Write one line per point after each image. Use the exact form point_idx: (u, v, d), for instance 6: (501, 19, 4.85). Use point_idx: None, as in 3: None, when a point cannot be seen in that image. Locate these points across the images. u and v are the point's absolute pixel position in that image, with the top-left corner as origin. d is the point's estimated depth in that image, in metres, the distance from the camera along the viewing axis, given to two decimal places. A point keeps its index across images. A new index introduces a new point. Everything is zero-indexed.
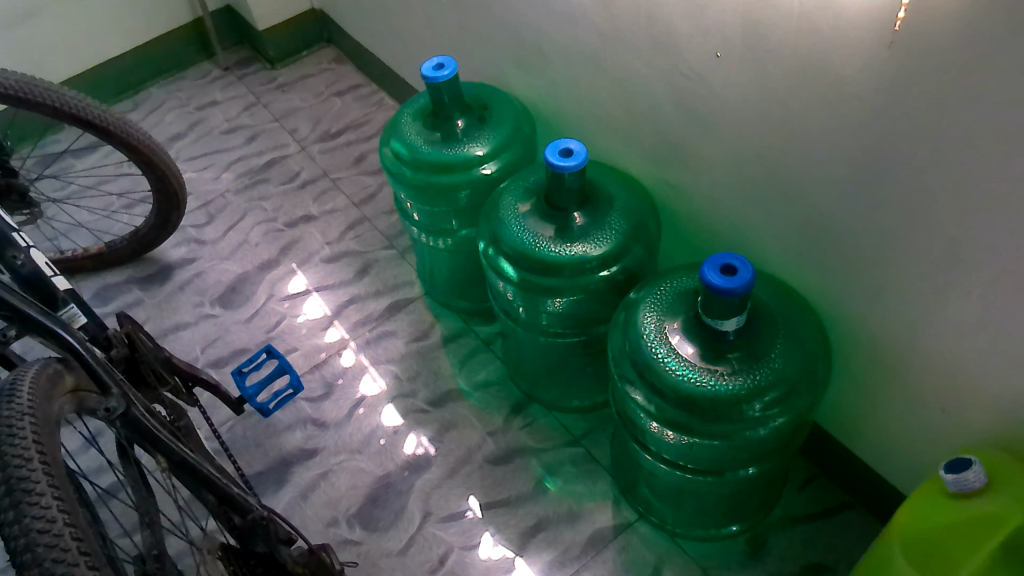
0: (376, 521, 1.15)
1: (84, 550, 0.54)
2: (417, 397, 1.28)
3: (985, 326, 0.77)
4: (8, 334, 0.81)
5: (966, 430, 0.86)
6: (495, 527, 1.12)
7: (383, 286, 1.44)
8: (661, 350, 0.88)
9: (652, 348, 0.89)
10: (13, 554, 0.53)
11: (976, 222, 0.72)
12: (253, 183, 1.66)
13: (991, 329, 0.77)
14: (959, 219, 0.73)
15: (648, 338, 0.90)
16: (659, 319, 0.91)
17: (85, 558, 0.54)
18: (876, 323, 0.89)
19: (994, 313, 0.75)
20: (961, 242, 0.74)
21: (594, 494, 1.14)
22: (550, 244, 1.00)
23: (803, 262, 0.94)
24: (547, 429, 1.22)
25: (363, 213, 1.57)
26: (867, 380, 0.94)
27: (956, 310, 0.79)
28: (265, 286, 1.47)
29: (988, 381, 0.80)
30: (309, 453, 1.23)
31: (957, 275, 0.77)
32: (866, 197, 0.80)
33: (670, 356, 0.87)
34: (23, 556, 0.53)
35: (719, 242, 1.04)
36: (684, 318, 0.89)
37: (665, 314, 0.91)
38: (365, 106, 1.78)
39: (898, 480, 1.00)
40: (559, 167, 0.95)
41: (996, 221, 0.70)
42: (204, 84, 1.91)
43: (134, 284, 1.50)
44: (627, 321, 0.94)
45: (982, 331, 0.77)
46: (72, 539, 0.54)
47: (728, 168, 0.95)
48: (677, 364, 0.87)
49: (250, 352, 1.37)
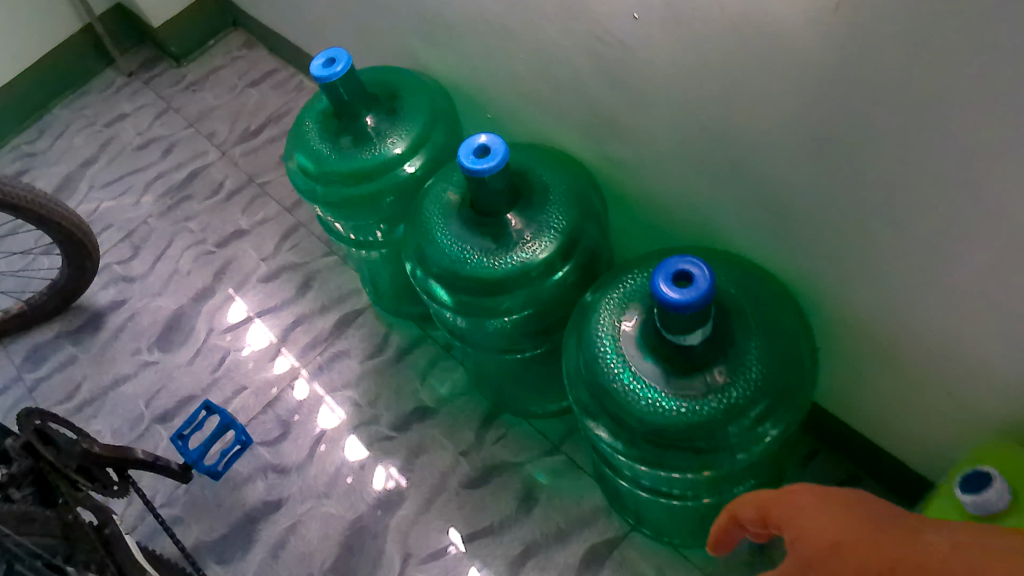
0: (354, 571, 1.06)
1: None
2: (380, 423, 1.17)
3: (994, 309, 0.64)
4: None
5: (983, 413, 0.74)
6: (480, 560, 1.03)
7: (328, 300, 1.31)
8: (625, 376, 0.75)
9: (612, 377, 0.76)
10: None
11: (971, 197, 0.58)
12: (175, 203, 1.51)
13: (999, 313, 0.64)
14: (949, 195, 0.59)
15: (606, 364, 0.77)
16: (616, 334, 0.78)
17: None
18: (865, 304, 0.76)
19: (1003, 292, 0.62)
20: (953, 218, 0.61)
21: (582, 506, 1.04)
22: (482, 260, 0.86)
23: (774, 239, 0.80)
24: (523, 439, 1.11)
25: (297, 219, 1.42)
26: (862, 360, 0.82)
27: (957, 290, 0.66)
28: (203, 319, 1.35)
29: (1003, 364, 0.68)
30: (274, 504, 1.14)
31: (958, 254, 0.63)
32: (837, 172, 0.66)
33: (633, 385, 0.74)
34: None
35: (677, 220, 0.90)
36: (642, 330, 0.76)
37: (623, 326, 0.78)
38: (284, 94, 1.61)
39: (910, 460, 0.89)
40: (479, 172, 0.80)
41: (997, 198, 0.56)
42: (110, 96, 1.74)
43: (66, 338, 1.38)
44: (583, 341, 0.81)
45: (990, 313, 0.65)
46: None
47: (673, 142, 0.80)
48: (642, 393, 0.74)
49: (196, 398, 1.26)
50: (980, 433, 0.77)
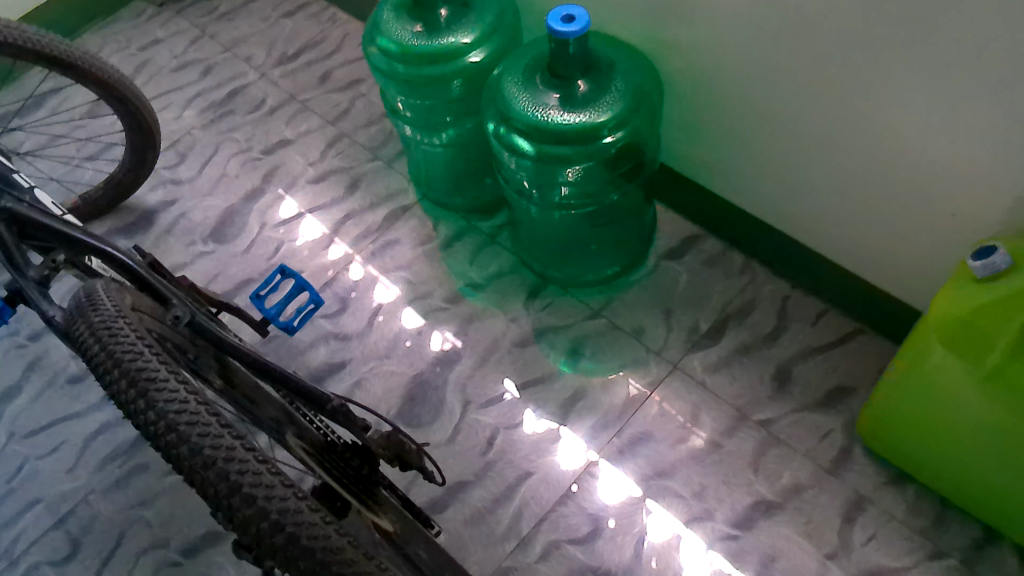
0: (419, 417, 1.18)
1: (247, 446, 0.54)
2: (434, 297, 1.30)
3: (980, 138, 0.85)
4: (58, 259, 0.80)
5: (977, 228, 0.93)
6: (535, 404, 1.17)
7: (375, 198, 1.43)
8: None
9: None
10: (168, 448, 0.53)
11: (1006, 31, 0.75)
12: (218, 117, 1.60)
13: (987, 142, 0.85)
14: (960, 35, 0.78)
15: None
16: None
17: (252, 453, 0.54)
18: (897, 134, 0.92)
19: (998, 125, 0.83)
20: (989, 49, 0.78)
21: (625, 358, 1.20)
22: (557, 114, 0.99)
23: (808, 105, 0.99)
24: (567, 306, 1.26)
25: (341, 130, 1.54)
26: (881, 207, 1.02)
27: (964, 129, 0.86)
28: (255, 215, 1.44)
29: (987, 181, 0.88)
30: (338, 366, 1.24)
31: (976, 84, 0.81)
32: (864, 36, 0.86)
33: None
34: (184, 463, 0.53)
35: (717, 95, 1.08)
36: None
37: None
38: (318, 25, 1.72)
39: (915, 290, 1.08)
40: (563, 33, 0.92)
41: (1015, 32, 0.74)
42: (140, 23, 1.78)
43: (117, 233, 1.44)
44: None
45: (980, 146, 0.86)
46: (198, 403, 0.55)
47: (737, 21, 0.96)
48: None
49: (256, 280, 1.36)
50: (953, 258, 0.99)
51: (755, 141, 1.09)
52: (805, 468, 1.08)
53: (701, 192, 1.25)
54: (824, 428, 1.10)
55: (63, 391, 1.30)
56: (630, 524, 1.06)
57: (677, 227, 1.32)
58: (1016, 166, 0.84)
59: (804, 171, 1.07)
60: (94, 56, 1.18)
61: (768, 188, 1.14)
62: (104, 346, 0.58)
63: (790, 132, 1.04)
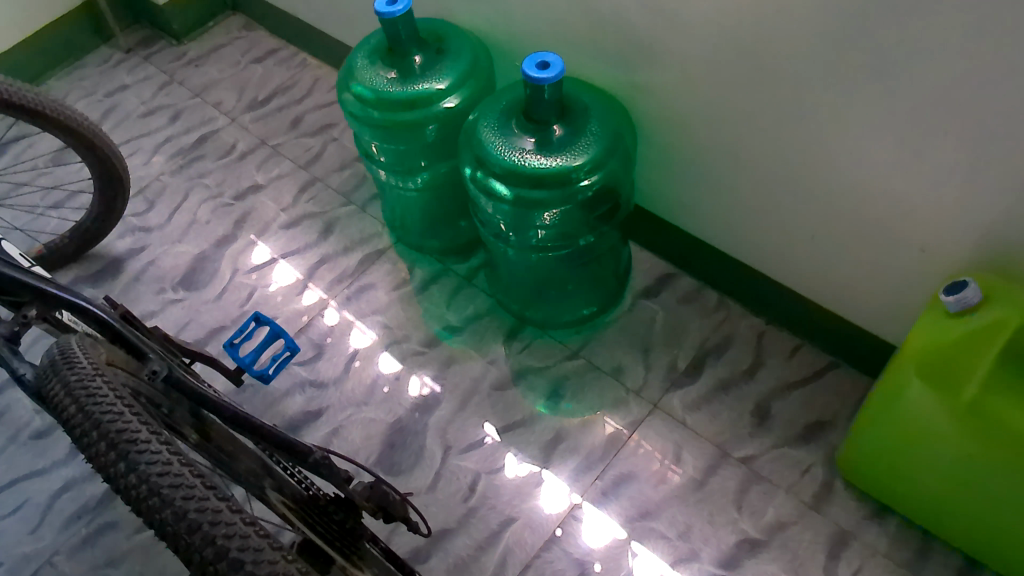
0: (398, 464, 1.16)
1: (233, 508, 0.53)
2: (411, 341, 1.29)
3: (944, 176, 0.88)
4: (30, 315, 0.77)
5: (946, 263, 0.96)
6: (516, 447, 1.16)
7: (350, 242, 1.42)
8: None
9: None
10: (151, 512, 0.52)
11: (968, 75, 0.78)
12: (187, 162, 1.58)
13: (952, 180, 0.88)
14: (922, 78, 0.81)
15: None
16: None
17: (239, 515, 0.52)
18: (866, 174, 0.95)
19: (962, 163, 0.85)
20: (952, 92, 0.80)
21: (605, 398, 1.20)
22: (534, 158, 0.99)
23: (778, 146, 1.01)
24: (545, 347, 1.26)
25: (313, 174, 1.53)
26: (852, 244, 1.04)
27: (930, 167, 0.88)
28: (227, 261, 1.42)
29: (953, 218, 0.91)
30: (315, 414, 1.22)
31: (941, 124, 0.84)
32: (830, 80, 0.89)
33: None
34: (167, 528, 0.51)
35: (688, 137, 1.10)
36: None
37: None
38: (289, 69, 1.72)
39: (887, 324, 1.10)
40: (538, 79, 0.93)
41: (978, 75, 0.77)
42: (108, 69, 1.77)
43: (84, 281, 1.41)
44: None
45: (946, 184, 0.88)
46: (181, 464, 0.54)
47: (707, 66, 0.99)
48: None
49: (228, 328, 1.34)
50: (923, 292, 1.01)
51: (728, 181, 1.11)
52: (788, 504, 1.08)
53: (675, 231, 1.27)
54: (805, 463, 1.11)
55: (26, 447, 1.26)
56: (616, 567, 1.05)
57: (652, 266, 1.33)
58: (982, 202, 0.87)
59: (777, 210, 1.09)
60: (62, 103, 1.16)
61: (742, 226, 1.16)
62: (81, 407, 0.57)
63: (762, 172, 1.06)
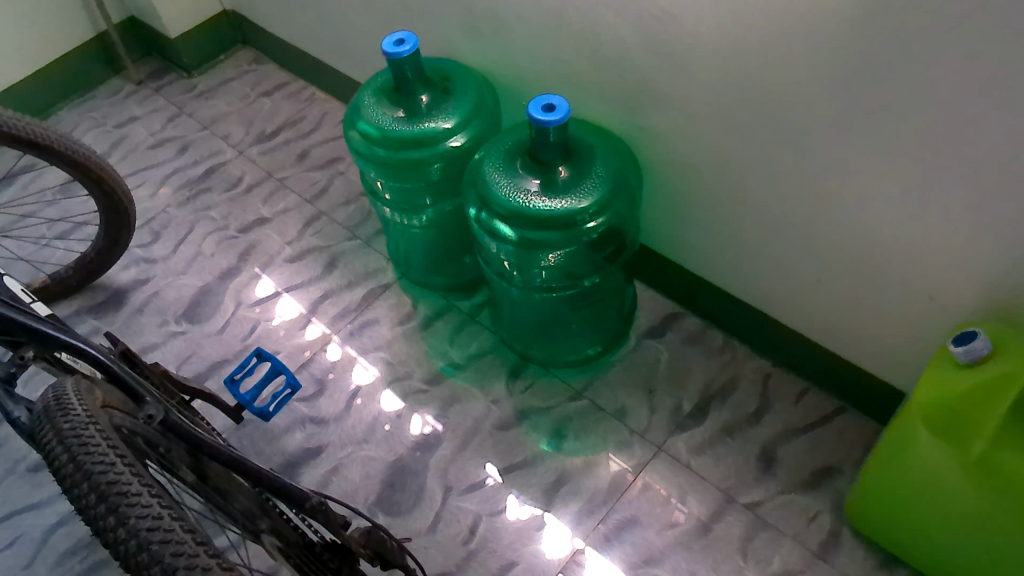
0: (398, 505, 1.14)
1: (224, 566, 0.52)
2: (413, 378, 1.27)
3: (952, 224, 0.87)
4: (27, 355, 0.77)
5: (954, 311, 0.95)
6: (518, 489, 1.14)
7: (353, 277, 1.42)
8: None
9: None
10: (140, 569, 0.51)
11: (976, 125, 0.77)
12: (194, 195, 1.59)
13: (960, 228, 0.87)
14: (928, 126, 0.81)
15: None
16: None
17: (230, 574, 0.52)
18: (874, 219, 0.94)
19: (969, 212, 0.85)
20: (960, 142, 0.80)
21: (608, 439, 1.18)
22: (538, 200, 0.99)
23: (785, 189, 1.00)
24: (548, 387, 1.25)
25: (318, 208, 1.53)
26: (859, 290, 1.03)
27: (938, 215, 0.88)
28: (230, 295, 1.42)
29: (961, 266, 0.90)
30: (315, 452, 1.21)
31: (949, 173, 0.83)
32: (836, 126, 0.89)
33: None
34: None
35: (693, 178, 1.10)
36: None
37: None
38: (297, 103, 1.73)
39: (894, 370, 1.08)
40: (544, 122, 0.93)
41: (987, 125, 0.77)
42: (118, 101, 1.78)
43: (86, 313, 1.41)
44: None
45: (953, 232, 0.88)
46: (172, 519, 0.53)
47: (713, 110, 0.99)
48: None
49: (229, 362, 1.33)
50: (931, 339, 1.00)
51: (733, 223, 1.10)
52: (794, 552, 1.05)
53: (680, 272, 1.26)
54: (812, 510, 1.09)
55: (23, 481, 1.24)
56: None
57: (657, 306, 1.32)
58: (989, 251, 0.86)
59: (782, 254, 1.08)
60: (68, 137, 1.17)
61: (749, 269, 1.15)
62: (72, 456, 0.56)
63: (767, 216, 1.05)
